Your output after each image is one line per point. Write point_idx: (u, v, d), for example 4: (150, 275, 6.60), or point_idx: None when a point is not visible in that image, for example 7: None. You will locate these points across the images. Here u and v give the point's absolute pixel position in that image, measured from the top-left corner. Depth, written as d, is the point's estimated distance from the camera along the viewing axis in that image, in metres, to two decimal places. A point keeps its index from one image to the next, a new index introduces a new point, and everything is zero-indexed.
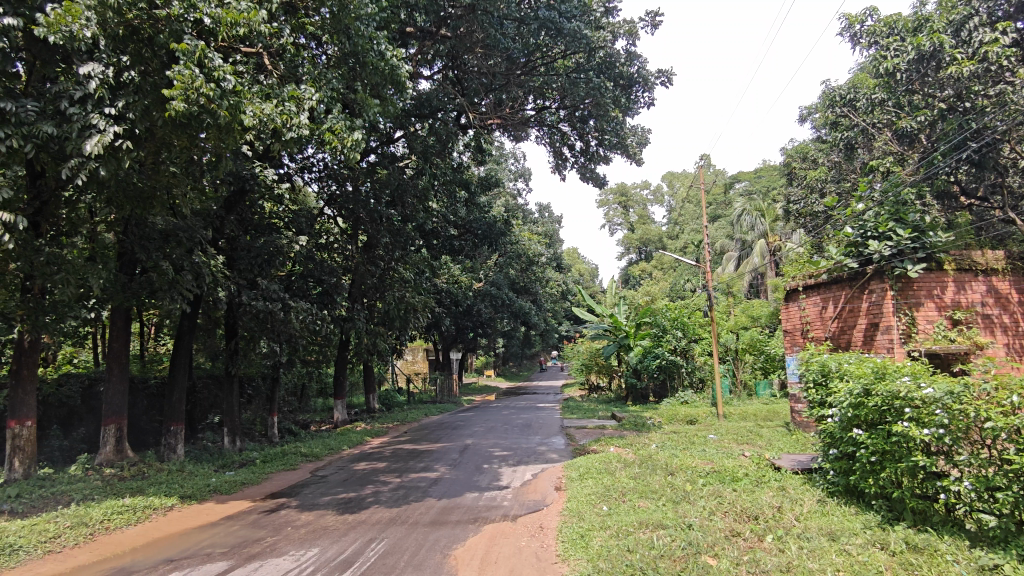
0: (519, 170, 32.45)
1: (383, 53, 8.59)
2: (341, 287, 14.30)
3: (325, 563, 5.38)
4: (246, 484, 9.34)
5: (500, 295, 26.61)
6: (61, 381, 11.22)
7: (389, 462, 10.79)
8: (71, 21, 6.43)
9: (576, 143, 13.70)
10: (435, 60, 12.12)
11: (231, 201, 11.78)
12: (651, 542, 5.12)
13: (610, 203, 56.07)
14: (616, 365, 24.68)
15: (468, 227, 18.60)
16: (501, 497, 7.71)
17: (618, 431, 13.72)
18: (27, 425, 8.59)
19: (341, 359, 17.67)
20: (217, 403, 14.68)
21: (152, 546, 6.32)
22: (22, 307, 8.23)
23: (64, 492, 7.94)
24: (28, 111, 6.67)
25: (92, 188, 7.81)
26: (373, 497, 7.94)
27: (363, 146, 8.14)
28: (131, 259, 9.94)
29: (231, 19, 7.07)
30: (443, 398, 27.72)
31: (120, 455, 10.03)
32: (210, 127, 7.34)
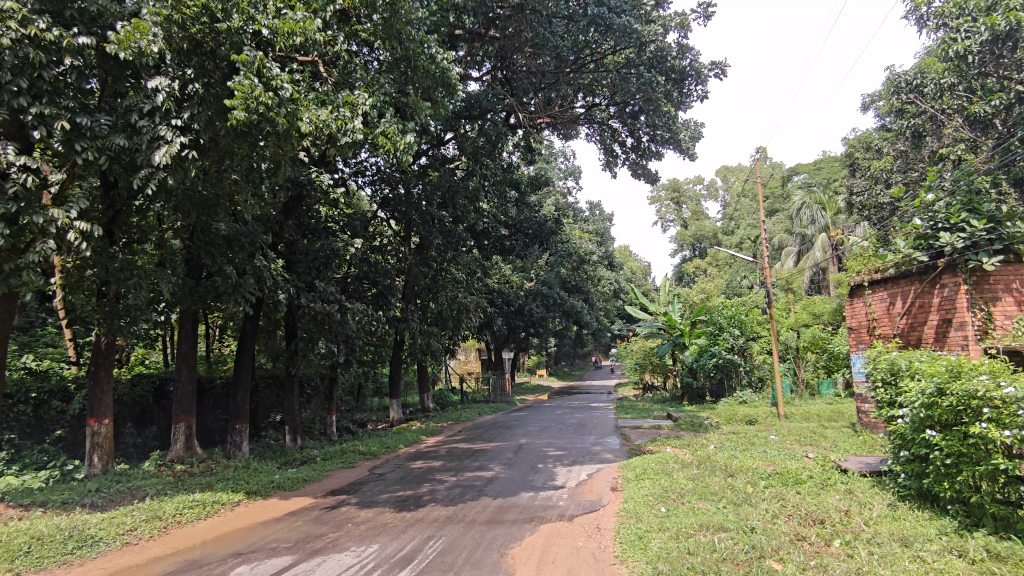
0: (569, 168, 32.31)
1: (434, 56, 8.69)
2: (395, 288, 14.53)
3: (385, 560, 5.47)
4: (307, 481, 9.61)
5: (551, 294, 26.55)
6: (134, 381, 11.79)
7: (444, 461, 10.88)
8: (139, 37, 6.73)
9: (627, 139, 13.55)
10: (484, 62, 12.21)
11: (289, 206, 12.15)
12: (712, 545, 5.01)
13: (662, 199, 55.20)
14: (671, 364, 24.30)
15: (519, 226, 18.63)
16: (556, 496, 7.69)
17: (674, 431, 13.53)
18: (105, 423, 9.05)
19: (396, 359, 17.97)
20: (278, 403, 15.13)
21: (220, 540, 6.56)
22: (99, 311, 8.71)
23: (139, 487, 8.35)
24: (102, 125, 7.03)
25: (160, 197, 8.18)
26: (430, 496, 8.05)
27: (415, 148, 8.25)
28: (197, 264, 10.35)
29: (287, 28, 7.27)
30: (495, 398, 27.88)
31: (189, 452, 10.47)
32: (269, 134, 7.59)
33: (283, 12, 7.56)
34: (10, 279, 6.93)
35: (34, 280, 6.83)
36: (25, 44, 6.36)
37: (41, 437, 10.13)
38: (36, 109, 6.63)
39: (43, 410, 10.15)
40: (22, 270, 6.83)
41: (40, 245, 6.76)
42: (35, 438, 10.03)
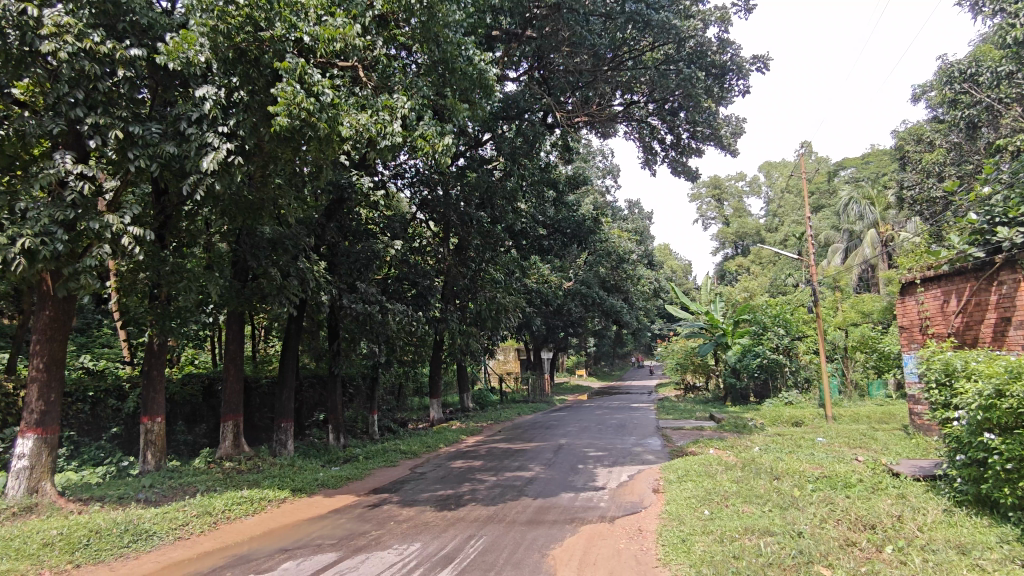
0: (607, 167, 32.10)
1: (472, 58, 8.76)
2: (435, 289, 14.67)
3: (427, 558, 5.52)
4: (350, 479, 9.78)
5: (590, 294, 26.42)
6: (185, 381, 12.17)
7: (484, 461, 10.93)
8: (187, 48, 6.97)
9: (666, 137, 13.39)
10: (521, 62, 12.21)
11: (331, 209, 12.40)
12: (758, 549, 4.91)
13: (702, 196, 54.38)
14: (713, 364, 23.91)
15: (557, 226, 18.62)
16: (597, 497, 7.64)
17: (717, 433, 13.33)
18: (157, 421, 9.36)
19: (436, 359, 18.13)
20: (322, 402, 15.43)
21: (267, 536, 6.71)
22: (152, 313, 9.04)
23: (190, 484, 8.62)
24: (152, 133, 7.28)
25: (208, 202, 8.42)
26: (471, 495, 8.11)
27: (454, 150, 8.29)
28: (243, 267, 10.62)
29: (328, 35, 7.45)
30: (535, 397, 27.91)
31: (237, 449, 10.73)
32: (311, 139, 7.75)
33: (324, 19, 7.73)
34: (69, 283, 7.22)
35: (91, 284, 7.09)
36: (81, 57, 6.64)
37: (98, 434, 10.53)
38: (92, 120, 6.92)
39: (100, 408, 10.56)
40: (80, 274, 7.10)
41: (97, 250, 7.03)
42: (92, 435, 10.44)
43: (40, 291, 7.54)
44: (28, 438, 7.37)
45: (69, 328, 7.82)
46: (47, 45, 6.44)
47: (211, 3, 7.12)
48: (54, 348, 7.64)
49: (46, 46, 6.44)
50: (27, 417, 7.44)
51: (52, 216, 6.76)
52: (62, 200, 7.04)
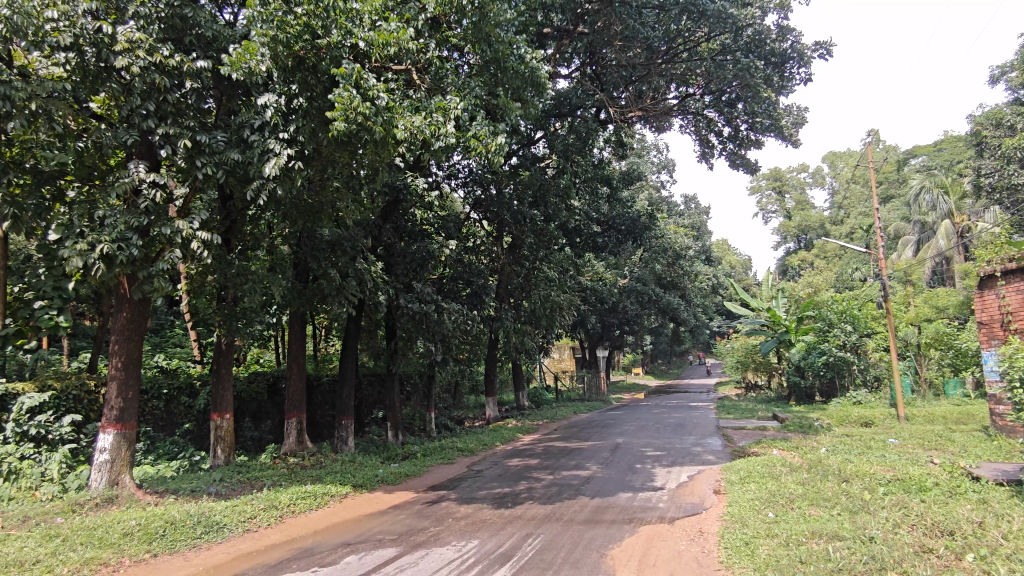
0: (662, 161, 31.52)
1: (523, 57, 8.74)
2: (489, 288, 14.77)
3: (486, 556, 5.55)
4: (409, 475, 9.95)
5: (647, 291, 25.96)
6: (251, 379, 12.65)
7: (541, 459, 10.94)
8: (249, 59, 7.23)
9: (723, 129, 13.05)
10: (573, 58, 12.18)
11: (387, 211, 12.62)
12: (827, 554, 4.73)
13: (762, 189, 52.84)
14: (776, 362, 23.19)
15: (612, 223, 18.47)
16: (656, 498, 7.51)
17: (781, 433, 12.94)
18: (226, 417, 9.75)
19: (491, 357, 18.26)
20: (380, 400, 15.74)
21: (331, 530, 6.89)
22: (219, 314, 9.43)
23: (257, 478, 8.95)
24: (218, 142, 7.57)
25: (271, 207, 8.71)
26: (528, 493, 8.12)
27: (507, 149, 8.26)
28: (305, 269, 10.93)
29: (382, 40, 7.61)
30: (591, 396, 27.72)
31: (301, 445, 11.06)
32: (367, 143, 7.91)
33: (379, 24, 7.87)
34: (144, 286, 7.59)
35: (163, 287, 7.45)
36: (151, 70, 6.99)
37: (172, 429, 11.04)
38: (163, 130, 7.26)
39: (174, 405, 11.07)
40: (154, 277, 7.46)
41: (168, 254, 7.35)
42: (166, 430, 10.96)
43: (118, 294, 7.95)
44: (110, 433, 7.80)
45: (145, 329, 8.23)
46: (121, 60, 6.81)
47: (270, 14, 7.29)
48: (131, 348, 8.06)
49: (120, 61, 6.81)
50: (108, 414, 7.88)
51: (128, 222, 7.13)
52: (136, 208, 7.41)
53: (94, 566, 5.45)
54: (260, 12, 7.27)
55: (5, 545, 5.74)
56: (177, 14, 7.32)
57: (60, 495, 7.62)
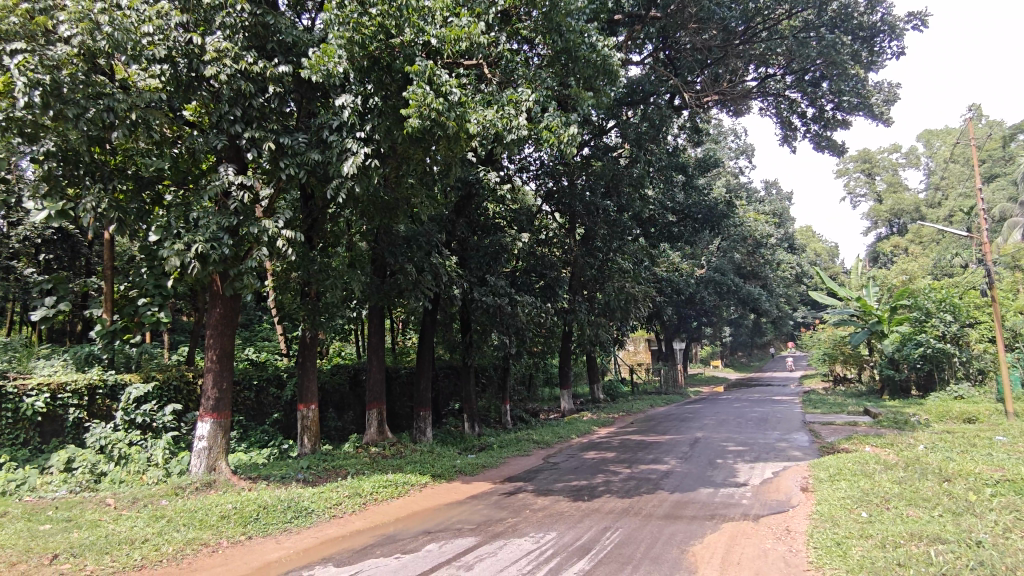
0: (741, 146, 30.44)
1: (595, 45, 8.59)
2: (562, 280, 14.73)
3: (564, 548, 5.55)
4: (486, 466, 10.08)
5: (726, 281, 25.19)
6: (334, 371, 13.13)
7: (618, 453, 10.83)
8: (328, 61, 7.46)
9: (807, 110, 12.44)
10: (645, 44, 11.91)
11: (460, 205, 12.74)
12: (929, 558, 4.45)
13: (850, 172, 50.12)
14: (867, 354, 22.01)
15: (687, 212, 18.04)
16: (739, 494, 7.27)
17: (874, 429, 12.28)
18: (311, 408, 10.16)
19: (566, 349, 18.19)
20: (456, 392, 16.00)
21: (411, 518, 7.06)
22: (304, 309, 9.85)
23: (341, 466, 9.32)
24: (300, 143, 7.89)
25: (350, 204, 8.98)
26: (605, 486, 8.06)
27: (579, 140, 8.14)
28: (382, 264, 11.20)
29: (454, 35, 7.69)
30: (669, 389, 27.10)
31: (382, 435, 11.38)
32: (441, 138, 8.07)
33: (449, 20, 7.92)
34: (235, 283, 8.04)
35: (252, 283, 7.83)
36: (238, 77, 7.37)
37: (263, 419, 11.60)
38: (249, 134, 7.64)
39: (264, 396, 11.63)
40: (244, 274, 7.87)
41: (256, 253, 7.68)
42: (258, 419, 11.50)
43: (211, 291, 8.41)
44: (207, 422, 8.30)
45: (236, 324, 8.66)
46: (210, 69, 7.19)
47: (347, 16, 7.53)
48: (224, 341, 8.51)
49: (210, 70, 7.18)
50: (204, 404, 8.37)
51: (219, 223, 7.52)
52: (227, 209, 7.81)
53: (196, 546, 5.82)
54: (337, 15, 7.51)
55: (118, 524, 6.22)
56: (260, 22, 7.71)
57: (164, 479, 8.17)
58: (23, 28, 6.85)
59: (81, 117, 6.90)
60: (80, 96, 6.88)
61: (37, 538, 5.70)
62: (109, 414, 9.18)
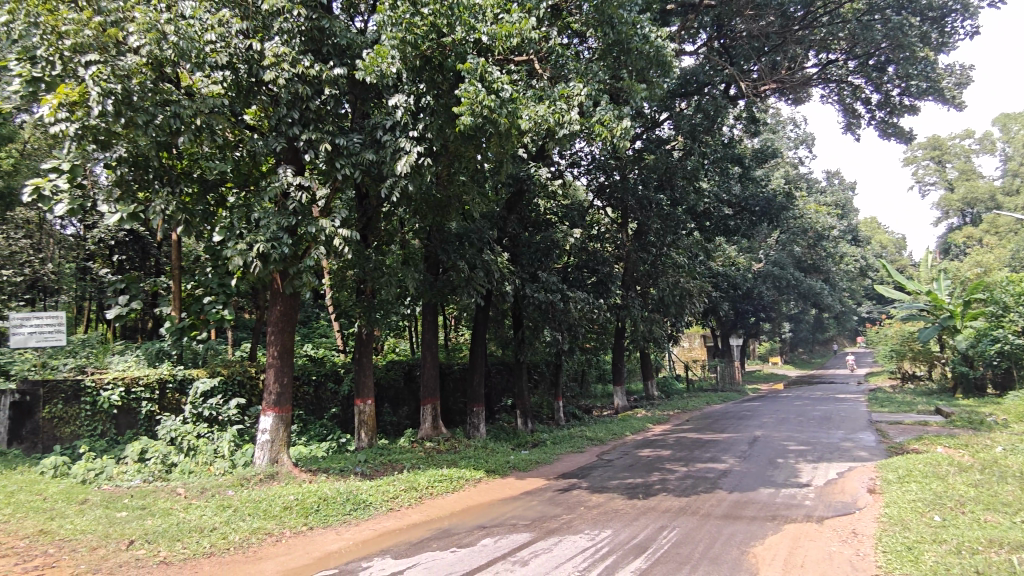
0: (800, 136, 29.47)
1: (648, 36, 8.43)
2: (615, 276, 14.55)
3: (620, 546, 5.50)
4: (539, 462, 10.09)
5: (785, 276, 24.46)
6: (388, 367, 13.37)
7: (674, 450, 10.66)
8: (381, 62, 7.62)
9: (872, 96, 11.93)
10: (699, 34, 11.71)
11: (512, 202, 12.79)
12: (1011, 566, 4.21)
13: (918, 159, 47.85)
14: (937, 350, 21.01)
15: (744, 204, 17.60)
16: (801, 495, 7.06)
17: (946, 429, 11.69)
18: (367, 403, 10.37)
19: (618, 346, 18.01)
20: (509, 388, 16.07)
21: (467, 513, 7.14)
22: (359, 306, 10.07)
23: (397, 460, 9.50)
24: (355, 144, 8.07)
25: (404, 203, 9.11)
26: (661, 484, 7.95)
27: (633, 133, 7.99)
28: (435, 261, 11.32)
29: (505, 32, 7.69)
30: (726, 386, 26.46)
31: (436, 430, 11.54)
32: (492, 135, 8.07)
33: (500, 16, 7.94)
34: (294, 281, 8.29)
35: (311, 281, 8.05)
36: (295, 81, 7.58)
37: (322, 413, 11.91)
38: (306, 136, 7.83)
39: (322, 391, 11.94)
40: (302, 273, 8.11)
41: (313, 251, 7.88)
42: (317, 413, 11.82)
43: (272, 289, 8.69)
44: (270, 415, 8.58)
45: (295, 321, 8.92)
46: (270, 74, 7.42)
47: (399, 17, 7.66)
48: (284, 338, 8.78)
49: (269, 74, 7.43)
50: (267, 398, 8.66)
51: (279, 223, 7.73)
52: (286, 209, 8.04)
53: (261, 535, 6.04)
54: (391, 16, 7.67)
55: (188, 512, 6.50)
56: (316, 26, 7.91)
57: (230, 470, 8.50)
58: (96, 40, 7.05)
59: (151, 124, 7.17)
60: (149, 103, 7.14)
61: (115, 525, 6.01)
62: (179, 407, 9.63)
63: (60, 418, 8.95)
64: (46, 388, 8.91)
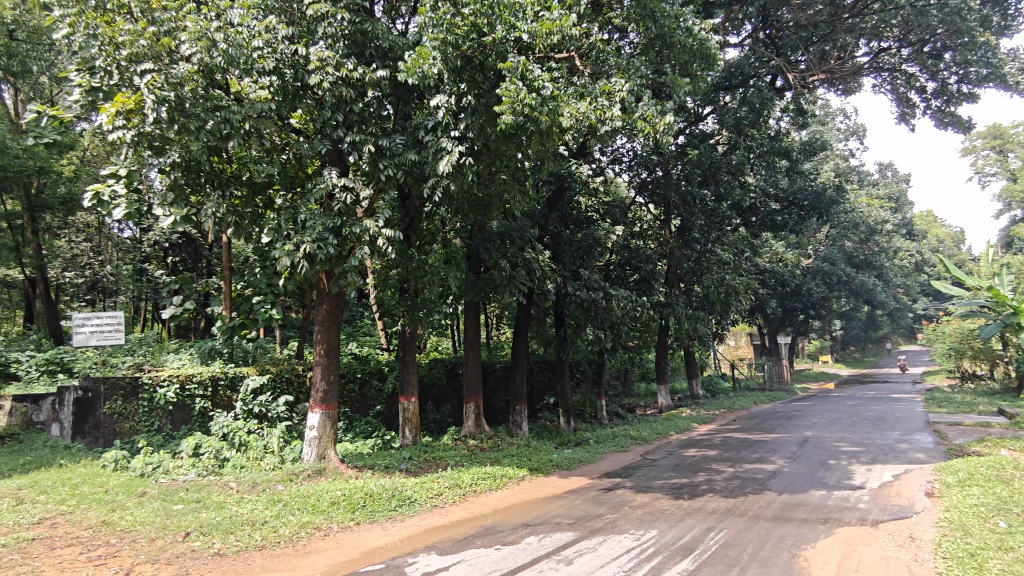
0: (850, 128, 28.59)
1: (691, 29, 8.29)
2: (658, 273, 14.34)
3: (665, 546, 5.43)
4: (583, 462, 10.04)
5: (835, 272, 23.77)
6: (431, 365, 13.50)
7: (720, 451, 10.47)
8: (423, 63, 7.63)
9: (928, 84, 11.47)
10: (744, 25, 11.52)
11: (553, 200, 12.77)
12: None
13: (978, 150, 45.77)
14: (1000, 349, 20.08)
15: (792, 199, 17.19)
16: (855, 498, 6.84)
17: (1012, 431, 11.15)
18: (411, 401, 10.48)
19: (662, 344, 17.78)
20: (551, 386, 16.04)
21: (510, 511, 7.15)
22: (403, 305, 10.19)
23: (441, 458, 9.58)
24: (397, 144, 8.16)
25: (446, 202, 9.17)
26: (708, 485, 7.82)
27: (677, 128, 7.84)
28: (477, 260, 11.37)
29: (546, 29, 7.64)
30: (775, 386, 25.85)
31: (479, 428, 11.60)
32: (533, 133, 8.05)
33: (541, 14, 7.92)
34: (340, 280, 8.45)
35: (356, 280, 8.19)
36: (339, 84, 7.73)
37: (366, 411, 12.10)
38: (351, 137, 8.01)
39: (367, 388, 12.14)
40: (347, 273, 8.24)
41: (358, 251, 8.00)
42: (362, 411, 12.02)
43: (319, 288, 8.87)
44: (317, 412, 8.77)
45: (341, 320, 9.09)
46: (314, 78, 7.58)
47: (440, 18, 7.71)
48: (331, 336, 8.95)
49: (314, 78, 7.59)
50: (315, 395, 8.84)
51: (324, 223, 7.88)
52: (331, 210, 8.18)
53: (310, 529, 6.18)
54: (432, 18, 7.72)
55: (240, 506, 6.69)
56: (358, 30, 8.00)
57: (280, 465, 8.70)
58: (150, 49, 7.30)
59: (202, 129, 7.42)
60: (200, 110, 7.36)
61: (171, 517, 6.23)
62: (231, 404, 9.87)
63: (121, 413, 9.35)
64: (106, 384, 9.28)
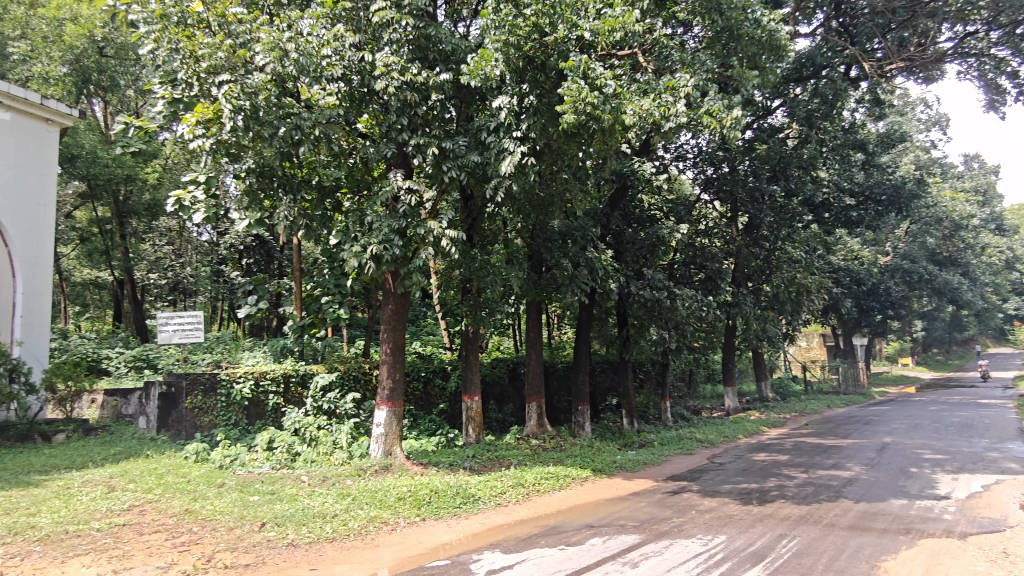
0: (932, 118, 27.02)
1: (760, 20, 8.07)
2: (725, 272, 13.97)
3: (735, 553, 5.29)
4: (648, 463, 9.90)
5: (916, 270, 22.57)
6: (494, 364, 13.60)
7: (792, 456, 10.11)
8: (485, 65, 7.73)
9: (1020, 69, 10.74)
10: (816, 13, 11.11)
11: (615, 198, 12.59)
12: None
13: None
14: None
15: (868, 193, 16.43)
16: (940, 508, 6.47)
17: None
18: (474, 400, 10.56)
19: (729, 345, 17.31)
20: (614, 386, 15.88)
21: (572, 511, 7.13)
22: (466, 306, 10.28)
23: (504, 457, 9.64)
24: (461, 146, 8.25)
25: (508, 202, 9.23)
26: (779, 491, 7.56)
27: (745, 123, 7.57)
28: (538, 260, 11.37)
29: (608, 27, 7.51)
30: (850, 390, 24.76)
31: (541, 428, 11.59)
32: (595, 132, 7.99)
33: (603, 11, 7.85)
34: (406, 280, 8.61)
35: (421, 281, 8.33)
36: (404, 89, 7.91)
37: (430, 408, 12.31)
38: (415, 140, 8.19)
39: (430, 387, 12.33)
40: (412, 273, 8.38)
41: (422, 252, 8.11)
42: (426, 408, 12.23)
43: (384, 288, 9.08)
44: (384, 410, 8.96)
45: (406, 319, 9.26)
46: (380, 83, 7.77)
47: (502, 20, 7.80)
48: (396, 335, 9.14)
49: (379, 83, 7.79)
50: (381, 393, 9.04)
51: (390, 225, 8.11)
52: (396, 212, 8.33)
53: (377, 523, 6.34)
54: (493, 20, 7.82)
55: (312, 499, 6.93)
56: (422, 34, 8.21)
57: (348, 460, 8.95)
58: (227, 61, 7.64)
59: (275, 136, 7.70)
60: (273, 117, 7.63)
61: (248, 508, 6.51)
62: (301, 400, 10.26)
63: (201, 408, 9.84)
64: (187, 380, 9.76)
